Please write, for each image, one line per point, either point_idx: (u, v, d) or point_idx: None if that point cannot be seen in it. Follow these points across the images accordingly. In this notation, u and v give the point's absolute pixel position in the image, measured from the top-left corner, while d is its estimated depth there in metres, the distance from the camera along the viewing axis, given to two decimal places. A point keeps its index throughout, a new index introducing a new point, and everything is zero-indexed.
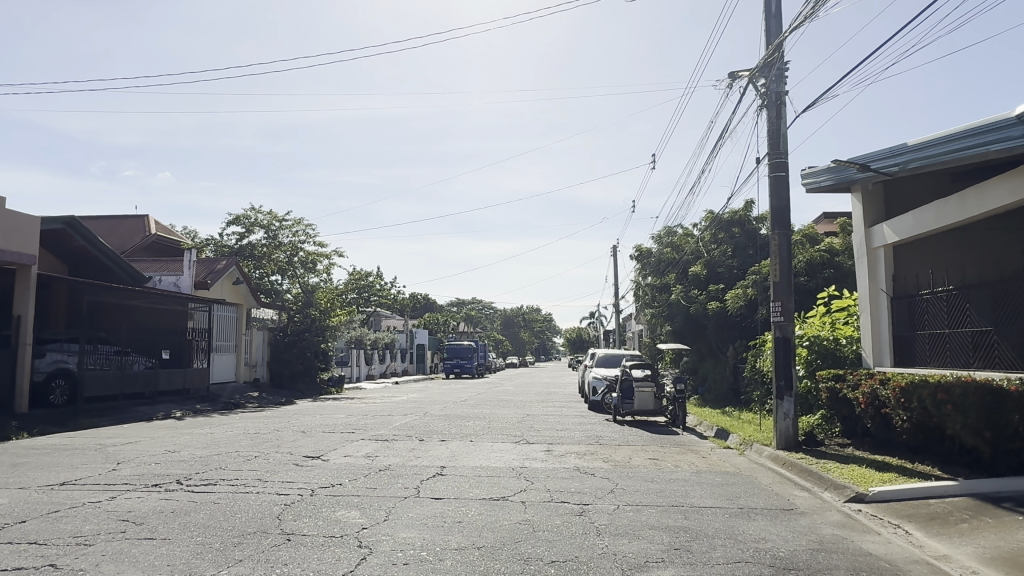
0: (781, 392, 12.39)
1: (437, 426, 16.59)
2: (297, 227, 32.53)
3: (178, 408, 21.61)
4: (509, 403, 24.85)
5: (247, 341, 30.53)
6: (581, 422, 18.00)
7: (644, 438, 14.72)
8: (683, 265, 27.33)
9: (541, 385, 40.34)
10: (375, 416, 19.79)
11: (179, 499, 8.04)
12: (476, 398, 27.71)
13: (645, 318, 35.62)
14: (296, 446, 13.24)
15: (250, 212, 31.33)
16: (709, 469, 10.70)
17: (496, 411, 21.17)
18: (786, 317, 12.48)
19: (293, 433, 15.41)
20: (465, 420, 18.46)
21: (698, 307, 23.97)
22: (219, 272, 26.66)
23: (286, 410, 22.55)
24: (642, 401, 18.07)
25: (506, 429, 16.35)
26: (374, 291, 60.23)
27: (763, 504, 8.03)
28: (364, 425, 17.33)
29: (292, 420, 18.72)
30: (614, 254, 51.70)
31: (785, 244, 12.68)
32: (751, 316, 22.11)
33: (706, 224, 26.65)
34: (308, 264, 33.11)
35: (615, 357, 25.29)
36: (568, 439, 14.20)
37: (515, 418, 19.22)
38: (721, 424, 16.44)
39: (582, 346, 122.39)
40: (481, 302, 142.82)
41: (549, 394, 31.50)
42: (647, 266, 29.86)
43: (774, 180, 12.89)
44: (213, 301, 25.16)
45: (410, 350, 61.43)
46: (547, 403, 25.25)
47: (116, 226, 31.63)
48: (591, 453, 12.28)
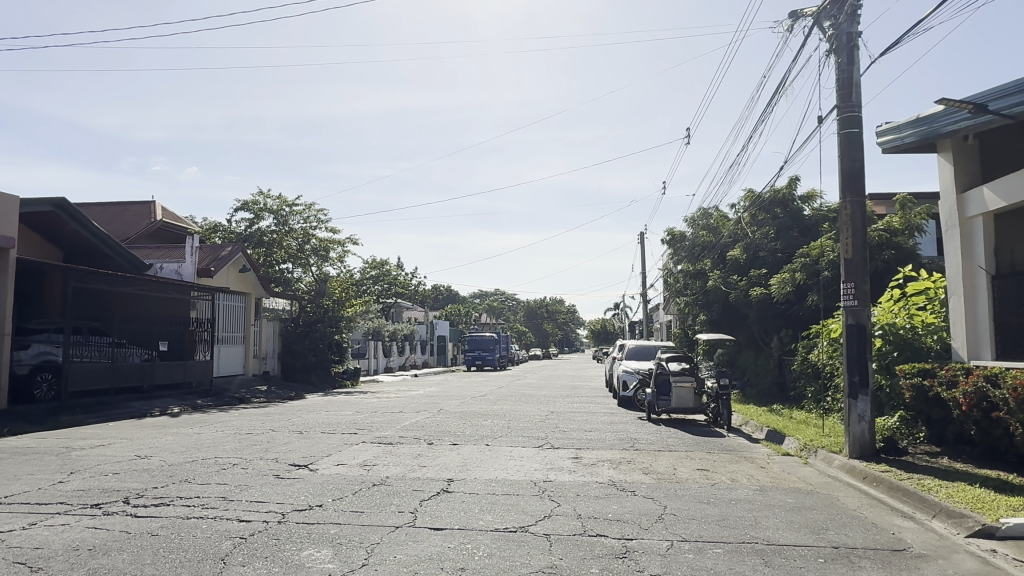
0: (854, 390, 10.41)
1: (449, 426, 14.79)
2: (308, 213, 30.99)
3: (177, 403, 20.16)
4: (531, 398, 23.02)
5: (257, 333, 29.11)
6: (611, 422, 16.12)
7: (686, 442, 12.76)
8: (720, 249, 25.23)
9: (565, 378, 38.49)
10: (384, 413, 18.09)
11: (109, 529, 6.35)
12: (497, 393, 25.96)
13: (676, 307, 33.53)
14: (286, 450, 11.54)
15: (259, 196, 29.81)
16: (775, 484, 8.75)
17: (517, 408, 19.31)
18: (862, 301, 10.45)
19: (289, 433, 13.76)
20: (483, 418, 16.67)
21: (739, 295, 21.83)
22: (224, 259, 25.19)
23: (291, 406, 20.99)
24: (681, 398, 16.11)
25: (528, 429, 14.52)
26: (393, 281, 58.81)
27: (864, 543, 6.11)
28: (370, 423, 15.65)
29: (294, 418, 17.12)
30: (641, 241, 49.48)
31: (859, 214, 10.63)
32: (800, 304, 19.98)
33: (745, 204, 24.50)
34: (321, 251, 31.59)
35: (647, 349, 23.35)
36: (599, 444, 12.29)
37: (537, 416, 17.38)
38: (773, 425, 14.53)
39: (606, 338, 120.24)
40: (504, 294, 141.16)
41: (575, 388, 29.62)
42: (680, 251, 27.80)
43: (844, 137, 10.84)
44: (217, 289, 23.73)
45: (430, 341, 59.94)
46: (573, 398, 23.36)
47: (122, 213, 30.36)
48: (627, 462, 10.38)
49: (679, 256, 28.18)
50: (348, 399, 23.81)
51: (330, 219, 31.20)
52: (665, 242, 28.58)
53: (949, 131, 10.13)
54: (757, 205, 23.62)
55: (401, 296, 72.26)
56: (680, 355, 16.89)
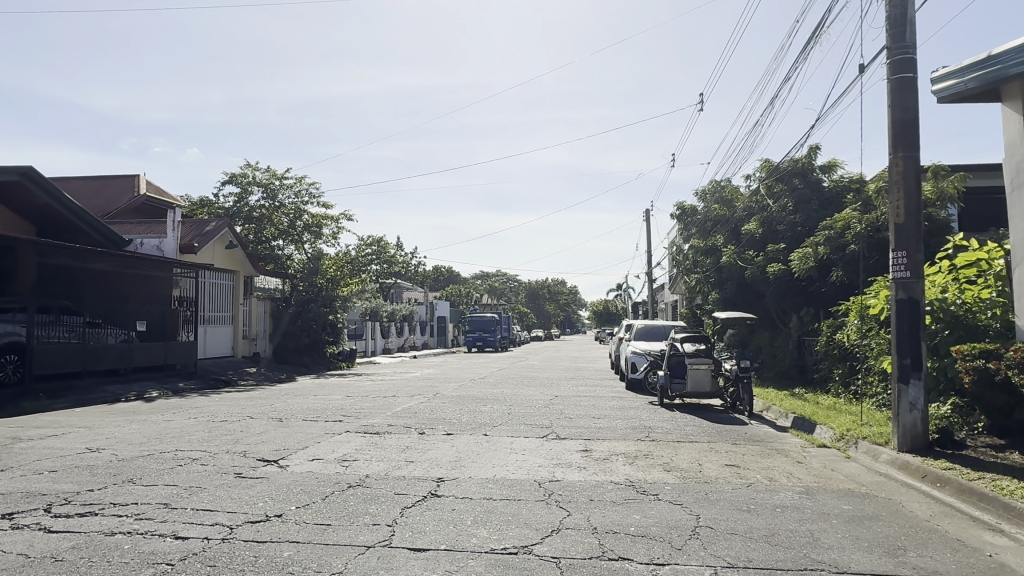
0: (905, 374, 9.09)
1: (445, 413, 13.51)
2: (299, 187, 29.54)
3: (157, 387, 18.94)
4: (534, 382, 21.76)
5: (246, 312, 27.80)
6: (621, 408, 14.84)
7: (706, 432, 11.46)
8: (734, 224, 23.81)
9: (568, 359, 37.33)
10: (375, 398, 16.82)
11: (5, 552, 5.06)
12: (497, 376, 24.71)
13: (684, 286, 32.15)
14: (258, 441, 10.26)
15: (247, 169, 28.37)
16: (821, 485, 7.45)
17: (519, 392, 18.03)
18: (915, 273, 9.09)
19: (268, 421, 12.49)
20: (482, 403, 15.45)
21: (756, 272, 20.39)
22: (209, 235, 23.83)
23: (278, 389, 19.75)
24: (697, 382, 14.77)
25: (531, 416, 13.25)
26: (391, 260, 57.43)
27: (959, 571, 4.82)
28: (359, 409, 14.38)
29: (278, 403, 15.87)
30: (646, 218, 47.95)
31: (912, 172, 9.21)
32: (823, 282, 18.59)
33: (762, 175, 23.03)
34: (313, 228, 30.18)
35: (657, 329, 22.04)
36: (610, 434, 11.00)
37: (541, 401, 16.12)
38: (800, 412, 13.23)
39: (609, 319, 119.10)
40: (506, 275, 139.72)
41: (579, 370, 28.35)
42: (691, 226, 26.40)
43: (895, 84, 9.40)
44: (201, 266, 22.44)
45: (430, 322, 58.70)
46: (578, 382, 22.10)
47: (105, 187, 28.97)
48: (644, 456, 9.09)
49: (689, 232, 26.73)
50: (341, 382, 22.59)
51: (322, 193, 29.75)
52: (675, 217, 27.12)
53: (1019, 74, 8.66)
54: (774, 176, 22.13)
55: (400, 276, 70.92)
56: (696, 336, 15.52)
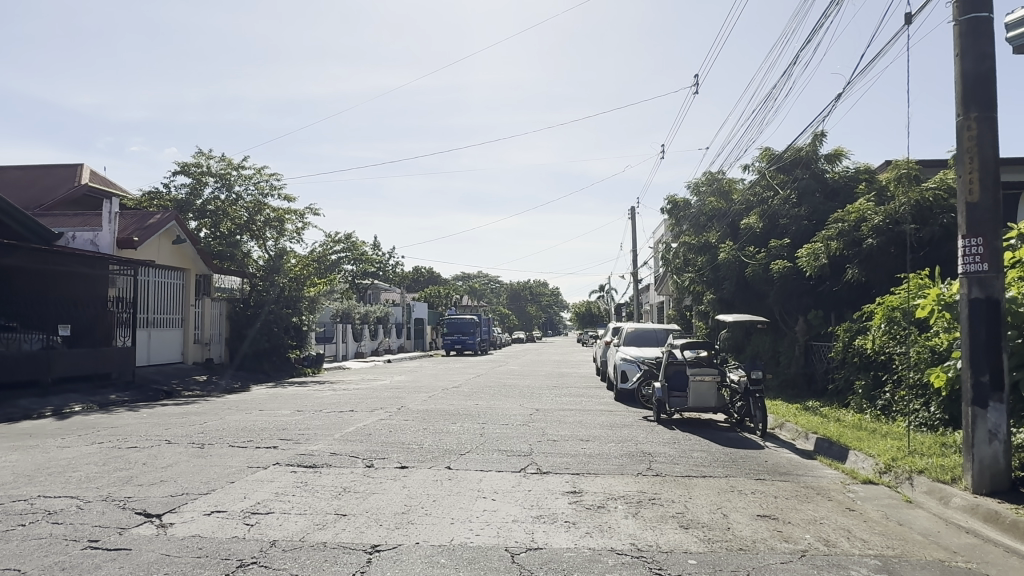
0: (982, 395, 7.12)
1: (405, 435, 11.33)
2: (259, 178, 27.18)
3: (81, 400, 16.55)
4: (513, 392, 19.65)
5: (198, 314, 25.34)
6: (613, 426, 12.75)
7: (718, 460, 9.44)
8: (731, 218, 21.91)
9: (550, 365, 35.25)
10: (330, 414, 14.60)
11: None
12: (473, 384, 22.57)
13: (675, 286, 30.22)
14: (155, 479, 8.02)
15: (200, 158, 25.98)
16: (901, 555, 5.40)
17: (495, 405, 15.91)
18: (994, 266, 7.15)
19: (187, 447, 10.25)
20: (452, 421, 13.31)
21: (757, 270, 18.40)
22: (152, 229, 21.39)
23: (223, 402, 17.41)
24: (700, 396, 12.73)
25: (507, 438, 11.13)
26: (366, 261, 55.10)
27: None
28: (304, 430, 12.14)
29: (214, 421, 13.60)
30: (632, 217, 46.18)
31: (989, 138, 7.26)
32: (835, 281, 16.70)
33: (761, 165, 21.16)
34: (275, 223, 27.84)
35: (648, 333, 20.06)
36: (604, 466, 8.91)
37: (521, 417, 14.01)
38: (824, 432, 11.26)
39: (592, 321, 117.47)
40: (487, 277, 137.54)
41: (563, 377, 26.29)
42: (684, 221, 24.47)
43: (964, 27, 7.42)
44: (141, 263, 20.05)
45: (407, 324, 56.38)
46: (562, 392, 20.03)
47: (43, 177, 26.42)
48: (651, 502, 6.99)
49: (681, 228, 24.80)
50: (299, 392, 20.31)
51: (285, 185, 27.44)
52: (665, 211, 25.19)
53: None
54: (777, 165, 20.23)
55: (377, 277, 68.50)
56: (698, 342, 13.50)
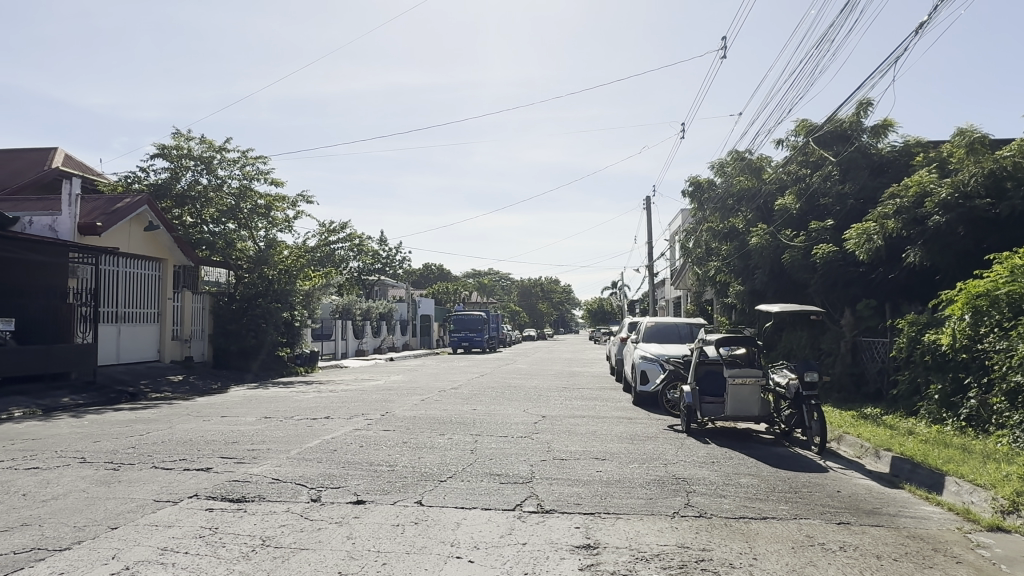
0: None
1: (377, 452, 9.17)
2: (244, 162, 25.10)
3: (23, 403, 14.55)
4: (517, 394, 17.46)
5: (176, 309, 23.36)
6: (634, 439, 10.50)
7: (777, 491, 7.19)
8: (762, 199, 19.57)
9: (562, 363, 33.08)
10: (300, 421, 12.45)
11: None
12: (474, 386, 20.38)
13: (696, 279, 27.84)
14: (16, 522, 5.89)
15: (179, 140, 23.95)
16: None
17: (495, 411, 13.72)
18: None
19: (98, 468, 8.13)
20: (441, 431, 11.14)
21: (795, 257, 16.15)
22: (118, 213, 19.37)
23: (187, 406, 15.33)
24: (741, 404, 10.44)
25: (503, 458, 8.91)
26: (370, 255, 53.10)
27: None
28: (258, 444, 9.99)
29: (160, 430, 11.50)
30: (647, 207, 43.87)
31: None
32: (891, 267, 14.38)
33: (798, 138, 18.80)
34: (263, 211, 25.77)
35: (669, 328, 17.79)
36: (626, 500, 6.69)
37: (523, 426, 11.82)
38: (902, 449, 8.98)
39: (605, 318, 115.11)
40: (498, 274, 135.39)
41: (574, 378, 24.08)
42: (709, 203, 22.13)
43: None
44: (104, 251, 18.04)
45: (412, 321, 54.32)
46: (573, 394, 17.80)
47: (12, 161, 24.54)
48: (699, 569, 4.78)
49: (704, 213, 22.44)
50: (278, 395, 18.24)
51: (273, 170, 25.33)
52: (687, 194, 22.86)
53: None
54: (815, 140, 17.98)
55: (382, 273, 66.50)
56: (735, 337, 11.23)
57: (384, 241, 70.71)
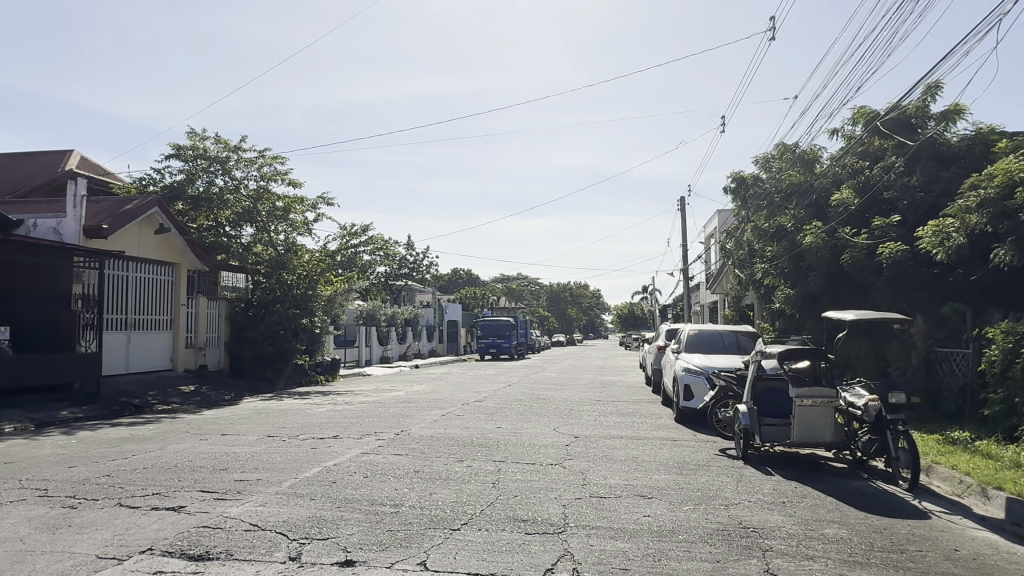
0: None
1: (382, 485, 7.82)
2: (261, 162, 24.13)
3: (16, 417, 13.59)
4: (547, 409, 16.03)
5: (190, 316, 22.44)
6: (684, 470, 9.01)
7: (877, 551, 5.67)
8: (815, 195, 17.90)
9: (593, 371, 31.54)
10: (305, 441, 11.19)
11: None
12: (500, 398, 19.01)
13: (737, 282, 26.08)
14: None
15: (194, 139, 23.05)
16: None
17: (522, 430, 12.32)
18: None
19: (54, 506, 6.93)
20: (459, 456, 9.77)
21: (855, 258, 14.58)
22: (126, 215, 18.47)
23: (190, 421, 14.20)
24: (810, 429, 8.88)
25: (531, 495, 7.49)
26: (396, 259, 52.11)
27: None
28: (250, 472, 8.71)
29: (150, 451, 10.35)
30: (682, 208, 42.16)
31: None
32: (972, 269, 12.73)
33: (856, 126, 17.14)
34: (281, 213, 24.77)
35: (714, 336, 16.23)
36: (685, 564, 5.25)
37: (553, 450, 10.40)
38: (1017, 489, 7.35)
39: (635, 323, 113.04)
40: (527, 279, 134.05)
41: (607, 388, 22.56)
42: (754, 200, 20.47)
43: None
44: (110, 255, 17.07)
45: (439, 327, 53.22)
46: (607, 408, 16.33)
47: (27, 164, 23.93)
48: None
49: (748, 211, 20.76)
50: (291, 407, 17.09)
51: (291, 170, 24.32)
52: (729, 190, 21.20)
53: None
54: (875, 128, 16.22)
55: (409, 278, 65.60)
56: (800, 350, 9.64)
57: (411, 245, 69.83)
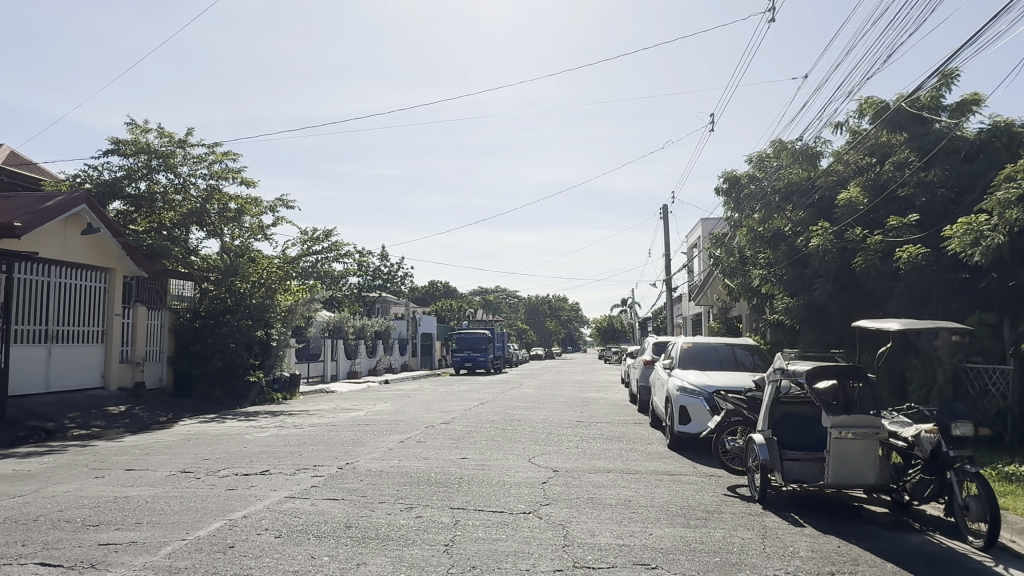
0: None
1: (295, 552, 5.82)
2: (212, 159, 22.02)
3: None
4: (522, 433, 14.09)
5: (126, 327, 20.18)
6: (691, 520, 7.13)
7: None
8: (817, 194, 16.31)
9: (573, 387, 29.66)
10: (223, 479, 9.13)
11: None
12: (470, 419, 17.01)
13: (726, 291, 24.44)
14: None
15: (135, 131, 20.88)
16: None
17: (491, 462, 10.36)
18: None
19: None
20: (408, 501, 7.80)
21: (868, 262, 12.97)
22: (45, 213, 16.30)
23: (100, 450, 12.00)
24: (849, 467, 7.06)
25: (492, 567, 5.54)
26: (367, 269, 49.89)
27: None
28: (127, 529, 6.63)
29: (19, 495, 8.22)
30: (664, 216, 40.75)
31: None
32: (1010, 274, 11.09)
33: (863, 119, 15.67)
34: (234, 214, 22.67)
35: (709, 350, 14.46)
36: None
37: (527, 490, 8.46)
38: None
39: (614, 336, 111.74)
40: (505, 291, 132.20)
41: (588, 407, 20.70)
42: (748, 202, 18.87)
43: None
44: (21, 256, 14.86)
45: (412, 340, 51.06)
46: (590, 431, 14.44)
47: None
48: None
49: (742, 214, 19.15)
50: (229, 431, 14.96)
51: (244, 168, 22.22)
52: (720, 191, 19.60)
53: None
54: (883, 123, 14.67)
55: (384, 290, 63.42)
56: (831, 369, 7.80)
57: (386, 255, 67.72)
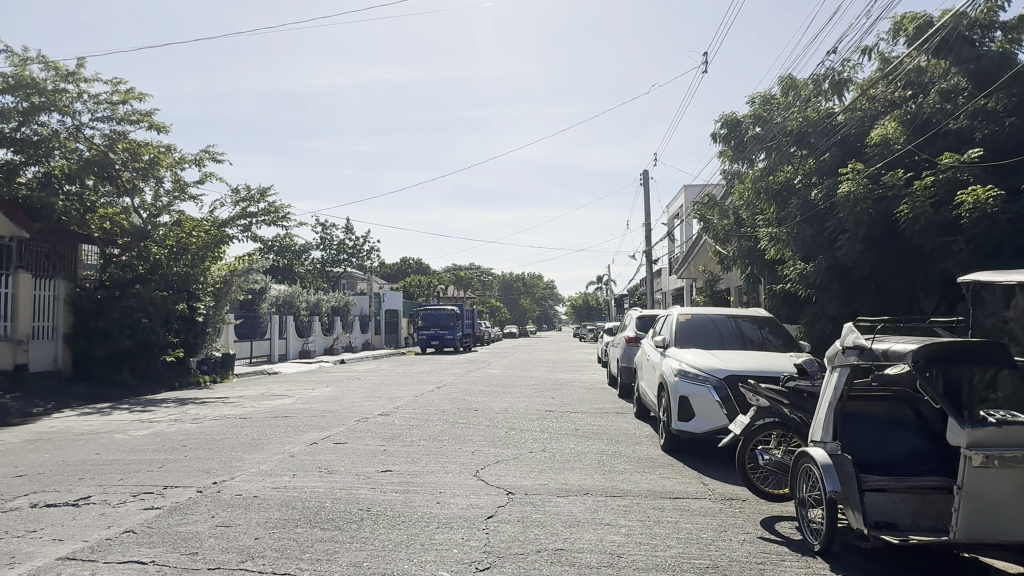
0: None
1: None
2: (113, 98, 18.40)
3: None
4: (476, 429, 11.12)
5: (4, 300, 16.67)
6: None
7: None
8: (838, 134, 13.40)
9: (544, 368, 26.79)
10: (2, 516, 6.01)
11: None
12: (417, 409, 14.01)
13: (717, 260, 21.62)
14: None
15: (14, 60, 17.20)
16: None
17: (420, 480, 7.37)
18: None
19: None
20: (258, 564, 4.77)
21: (917, 212, 10.08)
22: None
23: None
24: (994, 516, 4.19)
25: None
26: None
27: None
28: None
29: None
30: (645, 183, 37.93)
31: None
32: None
33: (898, 41, 12.77)
34: (143, 165, 19.14)
35: (710, 323, 11.59)
36: None
37: (461, 537, 5.46)
38: None
39: (589, 312, 109.59)
40: (479, 267, 128.92)
41: (561, 391, 17.84)
42: (752, 149, 15.98)
43: None
44: None
45: (375, 317, 47.86)
46: (561, 425, 11.52)
47: None
48: None
49: (744, 164, 16.31)
50: (103, 426, 11.74)
51: (153, 109, 18.68)
52: (718, 137, 16.70)
53: None
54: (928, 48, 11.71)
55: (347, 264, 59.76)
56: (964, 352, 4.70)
57: (350, 228, 64.10)
